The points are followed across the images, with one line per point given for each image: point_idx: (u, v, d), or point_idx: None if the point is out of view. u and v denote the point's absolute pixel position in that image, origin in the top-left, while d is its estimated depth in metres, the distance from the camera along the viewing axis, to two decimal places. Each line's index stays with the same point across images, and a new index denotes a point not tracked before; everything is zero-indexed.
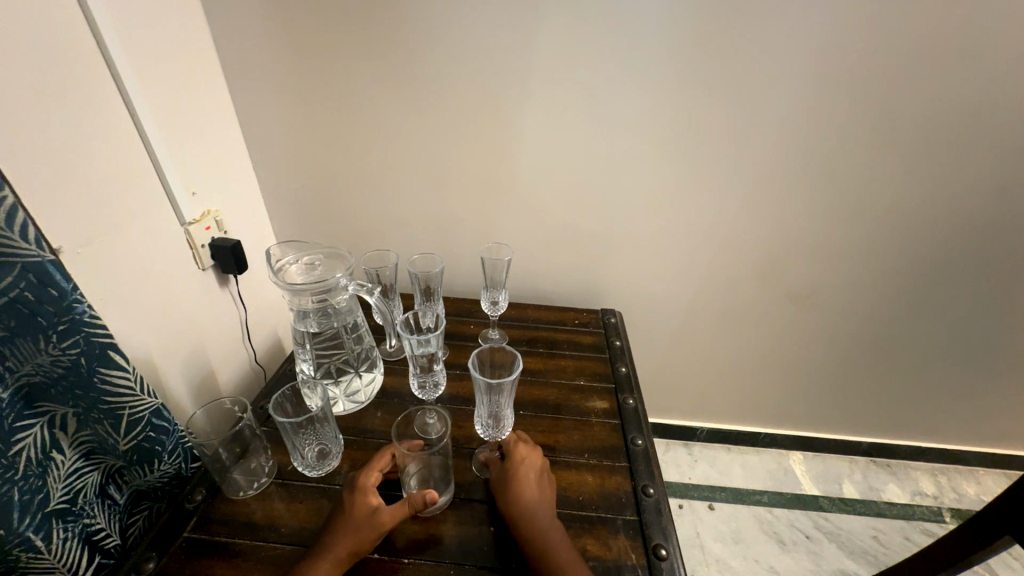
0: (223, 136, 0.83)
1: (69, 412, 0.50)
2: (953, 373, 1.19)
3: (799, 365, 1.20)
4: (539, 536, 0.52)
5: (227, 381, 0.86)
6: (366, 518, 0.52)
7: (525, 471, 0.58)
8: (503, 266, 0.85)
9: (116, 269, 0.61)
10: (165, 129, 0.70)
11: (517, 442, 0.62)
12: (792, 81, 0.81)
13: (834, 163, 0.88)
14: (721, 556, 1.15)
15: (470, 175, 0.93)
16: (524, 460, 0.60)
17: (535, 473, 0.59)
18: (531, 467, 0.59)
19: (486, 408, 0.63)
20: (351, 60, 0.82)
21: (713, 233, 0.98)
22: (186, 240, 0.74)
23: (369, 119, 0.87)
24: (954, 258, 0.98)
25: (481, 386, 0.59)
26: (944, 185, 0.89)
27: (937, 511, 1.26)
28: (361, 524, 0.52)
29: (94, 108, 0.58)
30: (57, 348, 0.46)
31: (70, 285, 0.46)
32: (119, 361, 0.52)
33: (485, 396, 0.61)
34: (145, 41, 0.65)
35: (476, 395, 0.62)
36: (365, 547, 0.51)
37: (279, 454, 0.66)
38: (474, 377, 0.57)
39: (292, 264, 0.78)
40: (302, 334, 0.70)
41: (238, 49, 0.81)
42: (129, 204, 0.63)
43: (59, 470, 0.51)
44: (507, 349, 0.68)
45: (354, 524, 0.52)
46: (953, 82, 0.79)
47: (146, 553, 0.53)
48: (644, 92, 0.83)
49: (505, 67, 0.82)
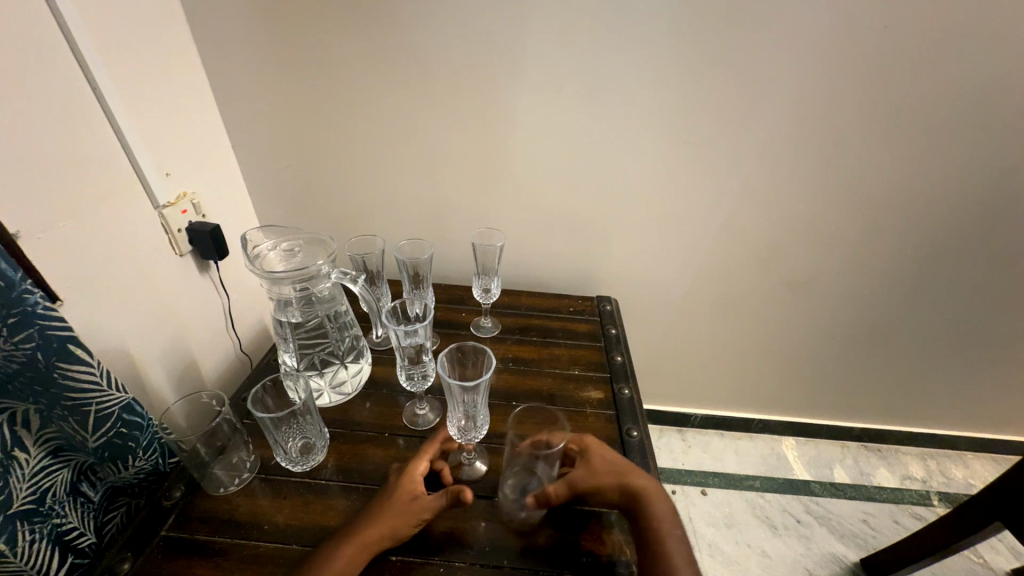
0: (198, 115, 0.78)
1: (30, 409, 0.48)
2: (949, 359, 1.18)
3: (795, 351, 1.19)
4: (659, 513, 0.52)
5: (210, 371, 0.83)
6: (405, 504, 0.52)
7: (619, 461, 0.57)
8: (495, 252, 0.82)
9: (86, 256, 0.58)
10: (135, 105, 0.65)
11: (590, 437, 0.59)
12: (801, 57, 0.76)
13: (840, 145, 0.85)
14: (713, 541, 1.15)
15: (462, 156, 0.89)
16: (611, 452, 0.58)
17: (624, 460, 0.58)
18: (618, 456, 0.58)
19: (460, 410, 0.59)
20: (336, 33, 0.77)
21: (712, 217, 0.95)
22: (161, 224, 0.70)
23: (355, 96, 0.83)
24: (957, 244, 0.96)
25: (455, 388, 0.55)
26: (951, 169, 0.87)
27: (925, 494, 1.28)
28: (402, 505, 0.51)
29: (52, 82, 0.53)
30: (9, 343, 0.43)
31: (19, 276, 0.43)
32: (81, 354, 0.48)
33: (458, 398, 0.57)
34: (109, 9, 0.60)
35: (449, 398, 0.58)
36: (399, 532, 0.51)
37: (262, 448, 0.63)
38: (446, 380, 0.53)
39: (270, 250, 0.74)
40: (284, 324, 0.67)
41: (210, 17, 0.75)
42: (96, 187, 0.59)
43: (22, 470, 0.49)
44: (483, 348, 0.64)
45: (395, 504, 0.51)
46: (971, 60, 0.75)
47: (121, 553, 0.51)
48: (646, 68, 0.78)
49: (499, 42, 0.77)
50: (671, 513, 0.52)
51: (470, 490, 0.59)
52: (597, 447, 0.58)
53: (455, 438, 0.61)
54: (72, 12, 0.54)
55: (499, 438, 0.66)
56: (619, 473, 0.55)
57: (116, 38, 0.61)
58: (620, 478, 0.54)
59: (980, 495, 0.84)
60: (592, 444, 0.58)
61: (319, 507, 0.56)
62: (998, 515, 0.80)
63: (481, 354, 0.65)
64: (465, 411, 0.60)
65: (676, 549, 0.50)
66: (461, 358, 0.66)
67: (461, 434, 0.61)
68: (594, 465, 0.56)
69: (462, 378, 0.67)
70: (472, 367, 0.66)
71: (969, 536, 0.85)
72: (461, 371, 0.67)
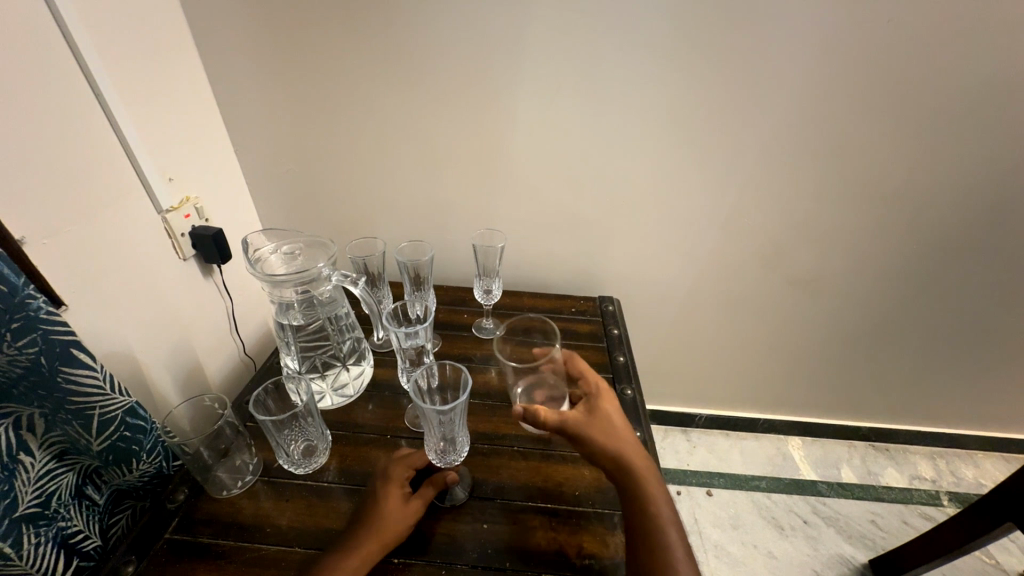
0: (201, 121, 0.79)
1: (35, 413, 0.49)
2: (957, 357, 1.17)
3: (800, 350, 1.18)
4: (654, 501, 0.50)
5: (214, 374, 0.84)
6: (396, 509, 0.52)
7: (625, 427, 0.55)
8: (496, 253, 0.82)
9: (90, 261, 0.58)
10: (138, 110, 0.65)
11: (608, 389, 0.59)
12: (802, 54, 0.76)
13: (842, 142, 0.84)
14: (719, 542, 1.15)
15: (463, 158, 0.89)
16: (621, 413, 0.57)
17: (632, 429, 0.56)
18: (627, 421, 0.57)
19: (437, 434, 0.56)
20: (336, 38, 0.77)
21: (714, 215, 0.95)
22: (164, 229, 0.70)
23: (356, 99, 0.83)
24: (964, 240, 0.95)
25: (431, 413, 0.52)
26: (957, 165, 0.86)
27: (935, 495, 1.26)
28: (393, 510, 0.52)
29: (56, 91, 0.54)
30: (12, 347, 0.44)
31: (21, 281, 0.43)
32: (84, 359, 0.49)
33: (435, 423, 0.54)
34: (111, 17, 0.60)
35: (425, 423, 0.55)
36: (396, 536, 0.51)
37: (265, 451, 0.63)
38: (422, 407, 0.50)
39: (272, 254, 0.74)
40: (286, 327, 0.67)
41: (212, 23, 0.76)
42: (98, 191, 0.59)
43: (28, 473, 0.49)
44: (460, 368, 0.60)
45: (386, 510, 0.51)
46: (975, 54, 0.74)
47: (125, 556, 0.51)
48: (646, 67, 0.78)
49: (498, 45, 0.77)
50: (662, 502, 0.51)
51: (472, 491, 0.59)
52: (608, 403, 0.57)
53: (434, 463, 0.57)
54: (75, 21, 0.55)
55: (501, 440, 0.66)
56: (620, 443, 0.53)
57: (118, 46, 0.62)
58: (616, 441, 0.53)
59: (988, 494, 0.83)
60: (605, 399, 0.57)
61: (322, 509, 0.56)
62: (1008, 515, 0.79)
63: (456, 373, 0.62)
64: (443, 435, 0.56)
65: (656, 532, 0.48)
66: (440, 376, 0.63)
67: (439, 457, 0.57)
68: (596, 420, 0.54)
69: (441, 395, 0.63)
70: (451, 385, 0.63)
71: (979, 537, 0.84)
72: (439, 390, 0.63)
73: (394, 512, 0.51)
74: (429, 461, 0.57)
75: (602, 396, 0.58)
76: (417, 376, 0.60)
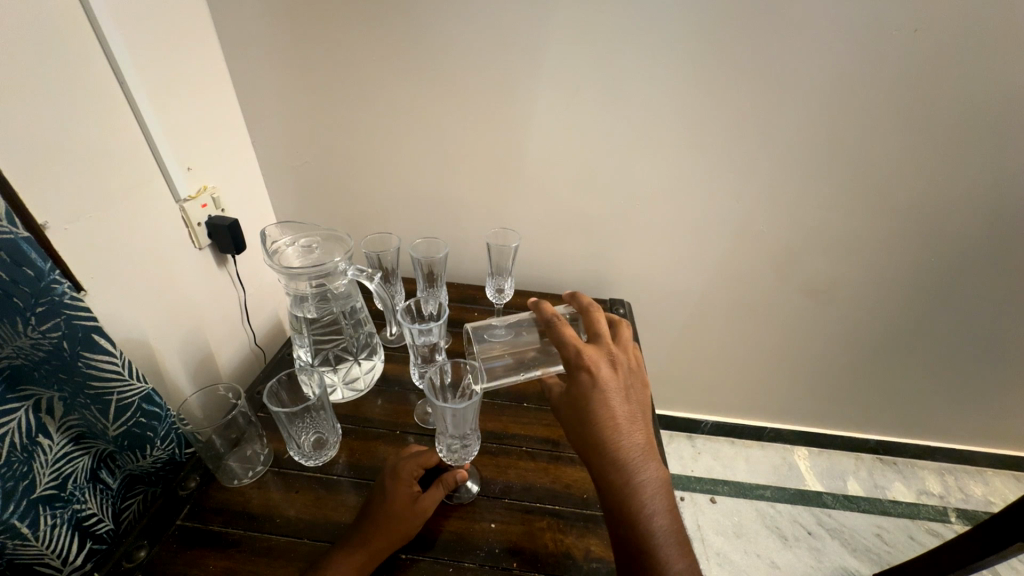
0: (222, 115, 0.80)
1: (55, 396, 0.50)
2: (971, 372, 1.15)
3: (810, 359, 1.17)
4: (636, 500, 0.49)
5: (226, 364, 0.84)
6: (405, 505, 0.52)
7: (596, 412, 0.52)
8: (509, 253, 0.82)
9: (111, 249, 0.59)
10: (159, 99, 0.66)
11: (584, 363, 0.54)
12: (823, 63, 0.75)
13: (861, 151, 0.83)
14: (722, 549, 1.14)
15: (480, 156, 0.89)
16: (595, 393, 0.53)
17: (617, 407, 0.53)
18: (607, 400, 0.53)
19: (449, 431, 0.56)
20: (354, 38, 0.78)
21: (728, 222, 0.94)
22: (181, 217, 0.71)
23: (375, 93, 0.83)
24: (984, 254, 0.93)
25: (444, 412, 0.52)
26: (980, 178, 0.84)
27: (942, 511, 1.24)
28: (403, 507, 0.52)
29: (80, 82, 0.54)
30: (35, 331, 0.44)
31: (48, 266, 0.44)
32: (105, 344, 0.49)
33: (446, 421, 0.54)
34: (139, 13, 0.61)
35: (438, 420, 0.55)
36: (404, 534, 0.51)
37: (275, 441, 0.64)
38: (440, 404, 0.50)
39: (288, 246, 0.75)
40: (300, 319, 0.68)
41: (234, 15, 0.76)
42: (119, 178, 0.60)
43: (45, 455, 0.50)
44: (467, 366, 0.61)
45: (396, 507, 0.51)
46: (1001, 68, 0.73)
47: (137, 541, 0.52)
48: (667, 70, 0.77)
49: (517, 47, 0.77)
50: (650, 499, 0.50)
51: (481, 489, 0.59)
52: (584, 384, 0.54)
53: (444, 459, 0.58)
54: (106, 18, 0.56)
55: (511, 439, 0.66)
56: (592, 435, 0.52)
57: (145, 41, 0.63)
58: (588, 430, 0.53)
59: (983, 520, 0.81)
60: (578, 379, 0.54)
61: (331, 502, 0.57)
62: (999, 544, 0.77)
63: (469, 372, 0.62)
64: (454, 433, 0.56)
65: (638, 530, 0.48)
66: (453, 373, 0.63)
67: (448, 453, 0.58)
68: (568, 405, 0.55)
69: (454, 391, 0.63)
70: (466, 382, 0.63)
71: (971, 562, 0.82)
72: (451, 386, 0.63)
73: (403, 508, 0.51)
74: (438, 459, 0.58)
75: (580, 374, 0.54)
76: (430, 373, 0.60)
